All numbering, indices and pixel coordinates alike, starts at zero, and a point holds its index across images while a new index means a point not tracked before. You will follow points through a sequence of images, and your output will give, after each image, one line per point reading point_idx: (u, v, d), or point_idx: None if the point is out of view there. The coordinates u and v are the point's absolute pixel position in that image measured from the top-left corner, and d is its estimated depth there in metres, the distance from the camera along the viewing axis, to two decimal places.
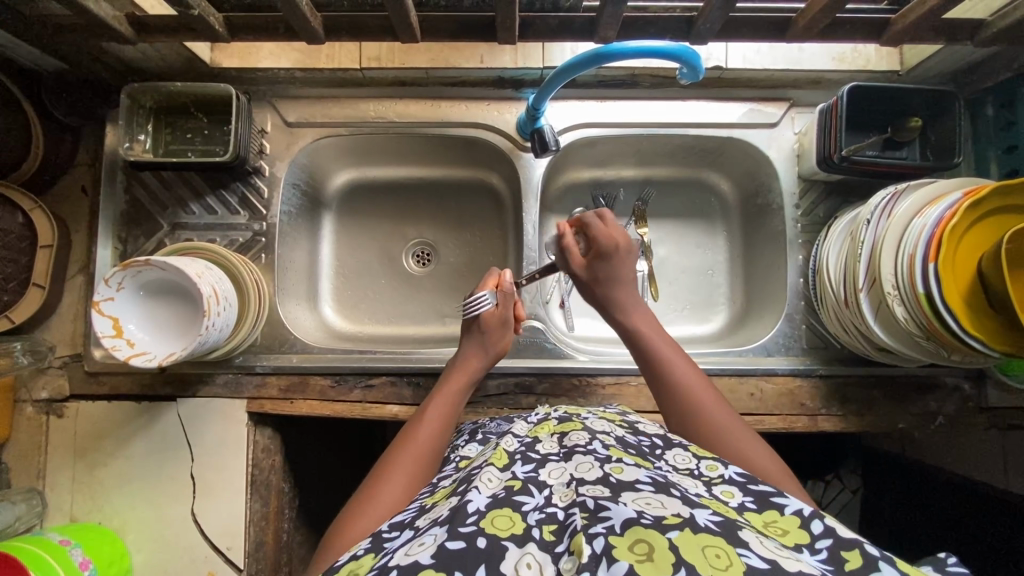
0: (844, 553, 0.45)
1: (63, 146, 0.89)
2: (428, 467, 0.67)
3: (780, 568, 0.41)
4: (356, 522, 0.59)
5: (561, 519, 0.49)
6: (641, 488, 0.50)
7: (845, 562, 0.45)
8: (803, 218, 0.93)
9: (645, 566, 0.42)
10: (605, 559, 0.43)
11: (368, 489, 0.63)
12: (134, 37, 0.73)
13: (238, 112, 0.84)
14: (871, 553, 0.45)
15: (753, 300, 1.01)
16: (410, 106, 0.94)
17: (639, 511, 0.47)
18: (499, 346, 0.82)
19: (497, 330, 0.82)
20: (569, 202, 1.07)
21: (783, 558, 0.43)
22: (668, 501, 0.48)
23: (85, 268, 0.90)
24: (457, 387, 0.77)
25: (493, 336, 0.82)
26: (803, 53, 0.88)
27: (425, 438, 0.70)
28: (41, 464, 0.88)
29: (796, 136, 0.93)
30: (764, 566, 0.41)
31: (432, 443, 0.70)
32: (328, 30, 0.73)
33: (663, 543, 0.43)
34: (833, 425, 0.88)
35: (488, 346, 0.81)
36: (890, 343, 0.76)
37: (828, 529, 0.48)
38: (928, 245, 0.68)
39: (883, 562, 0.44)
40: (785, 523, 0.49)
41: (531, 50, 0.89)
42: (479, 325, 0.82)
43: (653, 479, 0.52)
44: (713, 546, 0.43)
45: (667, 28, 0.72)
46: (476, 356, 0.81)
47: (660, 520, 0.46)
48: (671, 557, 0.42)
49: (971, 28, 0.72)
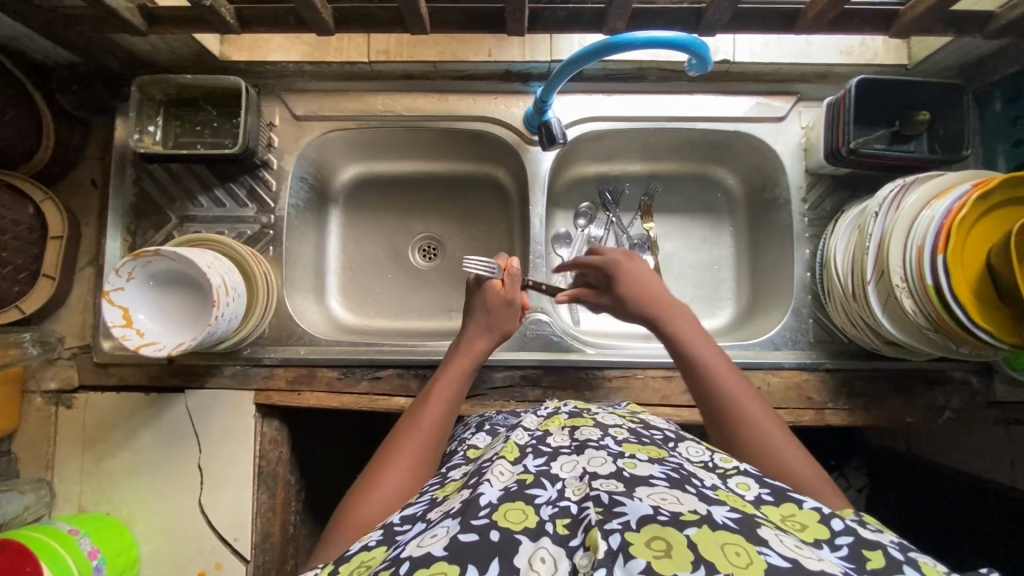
0: (866, 552, 0.46)
1: (74, 138, 0.89)
2: (430, 459, 0.67)
3: (803, 568, 0.41)
4: (359, 513, 0.59)
5: (575, 513, 0.49)
6: (655, 483, 0.51)
7: (867, 561, 0.45)
8: (810, 212, 0.93)
9: (663, 562, 0.42)
10: (621, 556, 0.43)
11: (371, 477, 0.63)
12: (146, 29, 0.74)
13: (248, 105, 0.85)
14: (895, 557, 0.45)
15: (760, 295, 1.01)
16: (417, 100, 0.94)
17: (655, 507, 0.47)
18: (503, 328, 0.82)
19: (505, 311, 0.82)
20: (575, 196, 1.07)
21: (807, 558, 0.43)
22: (683, 497, 0.49)
23: (95, 260, 0.91)
24: (461, 372, 0.77)
25: (500, 317, 0.82)
26: (811, 46, 0.89)
27: (428, 427, 0.69)
28: (50, 455, 0.88)
29: (803, 131, 0.93)
30: (785, 565, 0.42)
31: (434, 433, 0.69)
32: (338, 21, 0.74)
33: (681, 541, 0.43)
34: (840, 419, 0.88)
35: (495, 328, 0.82)
36: (898, 336, 0.76)
37: (849, 527, 0.48)
38: (936, 237, 0.68)
39: (906, 567, 0.44)
40: (804, 518, 0.49)
41: (538, 44, 0.90)
42: (485, 305, 0.82)
43: (668, 475, 0.53)
44: (733, 543, 0.43)
45: (675, 20, 0.73)
46: (482, 340, 0.81)
47: (677, 515, 0.46)
48: (690, 555, 0.42)
49: (980, 21, 0.72)
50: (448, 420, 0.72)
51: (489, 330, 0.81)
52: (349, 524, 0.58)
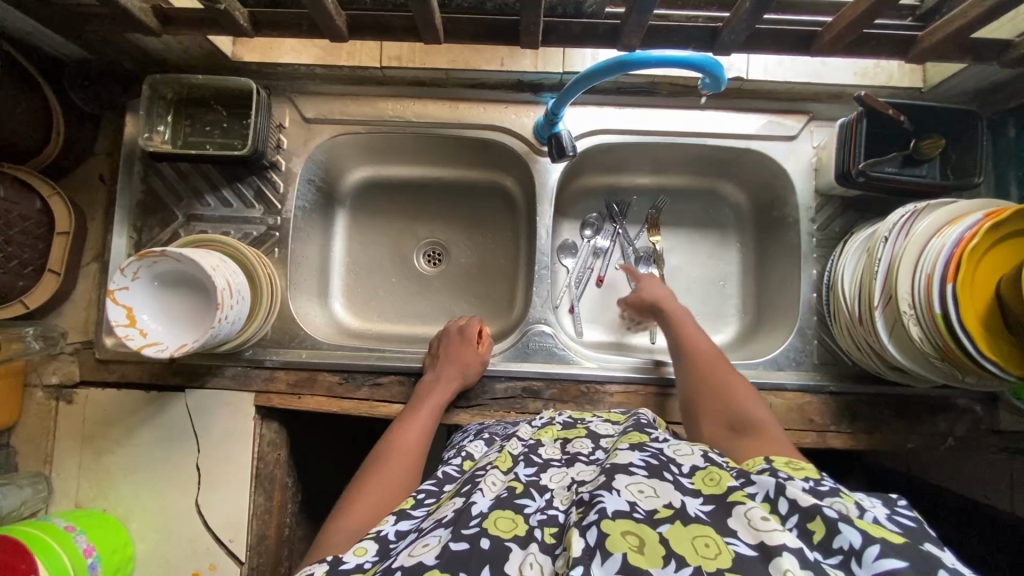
0: (809, 526, 0.45)
1: (83, 133, 0.89)
2: (410, 472, 0.73)
3: (768, 551, 0.41)
4: (335, 534, 0.62)
5: (562, 521, 0.50)
6: (634, 471, 0.51)
7: (813, 535, 0.44)
8: (818, 233, 0.93)
9: (637, 556, 0.42)
10: (598, 553, 0.43)
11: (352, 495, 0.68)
12: (160, 29, 0.74)
13: (259, 107, 0.85)
14: (832, 517, 0.44)
15: (765, 312, 1.00)
16: (428, 106, 0.94)
17: (632, 503, 0.47)
18: (472, 369, 0.87)
19: (468, 350, 0.88)
20: (582, 207, 1.06)
21: (768, 533, 0.42)
22: (660, 488, 0.49)
23: (100, 256, 0.91)
24: (432, 405, 0.83)
25: (461, 355, 0.87)
26: (824, 66, 0.88)
27: (405, 446, 0.76)
28: (49, 449, 0.88)
29: (815, 150, 0.92)
30: (753, 554, 0.41)
31: (411, 454, 0.75)
32: (352, 27, 0.74)
33: (653, 537, 0.44)
34: (842, 442, 0.87)
35: (461, 369, 0.86)
36: (902, 361, 0.76)
37: (793, 504, 0.47)
38: (946, 265, 0.67)
39: (843, 524, 0.43)
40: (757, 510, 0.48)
41: (551, 55, 0.89)
42: (449, 352, 0.87)
43: (647, 462, 0.53)
44: (703, 535, 0.43)
45: (690, 38, 0.72)
46: (448, 371, 0.85)
47: (652, 514, 0.46)
48: (662, 550, 0.43)
49: (997, 49, 0.71)
50: (427, 437, 0.79)
51: (457, 371, 0.86)
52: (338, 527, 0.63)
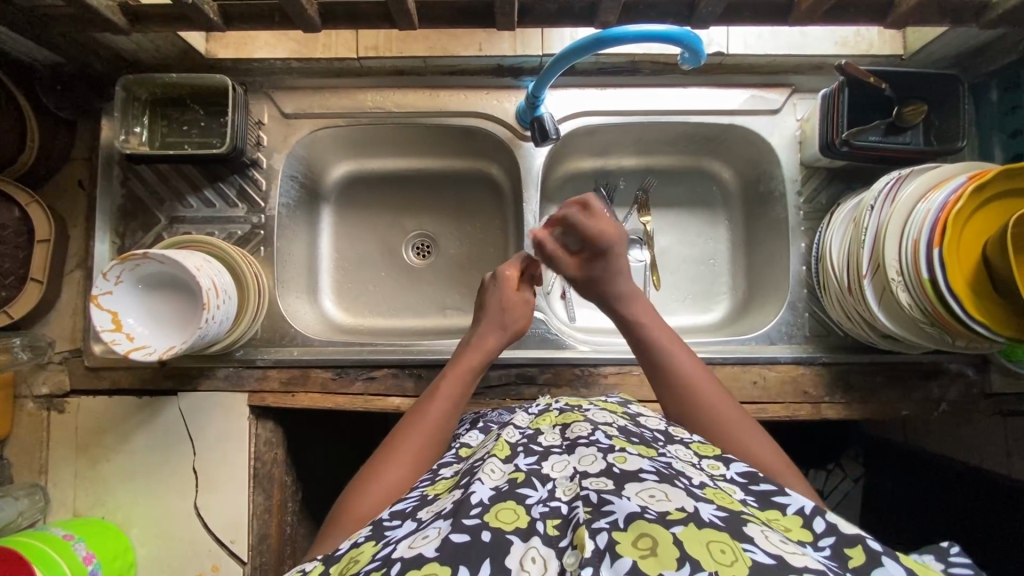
0: (847, 550, 0.46)
1: (59, 139, 0.88)
2: (434, 443, 0.68)
3: (787, 564, 0.42)
4: (357, 505, 0.60)
5: (564, 513, 0.49)
6: (644, 477, 0.51)
7: (849, 559, 0.46)
8: (805, 205, 0.93)
9: (649, 561, 0.42)
10: (608, 555, 0.43)
11: (370, 472, 0.63)
12: (129, 27, 0.73)
13: (235, 104, 0.84)
14: (874, 549, 0.46)
15: (755, 288, 1.00)
16: (408, 96, 0.93)
17: (643, 506, 0.47)
18: (516, 324, 0.82)
19: (517, 308, 0.82)
20: (569, 191, 1.06)
21: (791, 554, 0.43)
22: (672, 493, 0.48)
23: (84, 263, 0.90)
24: (470, 365, 0.76)
25: (511, 314, 0.82)
26: (806, 37, 0.88)
27: (430, 422, 0.69)
28: (44, 459, 0.87)
29: (799, 123, 0.92)
30: (770, 562, 0.42)
31: (435, 428, 0.69)
32: (325, 17, 0.73)
33: (667, 539, 0.43)
34: (836, 412, 0.88)
35: (505, 325, 0.81)
36: (894, 329, 0.76)
37: (830, 526, 0.48)
38: (932, 231, 0.67)
39: (886, 558, 0.45)
40: (787, 522, 0.50)
41: (530, 38, 0.89)
42: (498, 304, 0.82)
43: (658, 469, 0.52)
44: (718, 541, 0.43)
45: (668, 12, 0.71)
46: (493, 335, 0.80)
47: (664, 514, 0.46)
48: (676, 552, 0.42)
49: (976, 10, 0.70)
50: (456, 411, 0.72)
51: (501, 334, 0.80)
52: (350, 513, 0.59)
